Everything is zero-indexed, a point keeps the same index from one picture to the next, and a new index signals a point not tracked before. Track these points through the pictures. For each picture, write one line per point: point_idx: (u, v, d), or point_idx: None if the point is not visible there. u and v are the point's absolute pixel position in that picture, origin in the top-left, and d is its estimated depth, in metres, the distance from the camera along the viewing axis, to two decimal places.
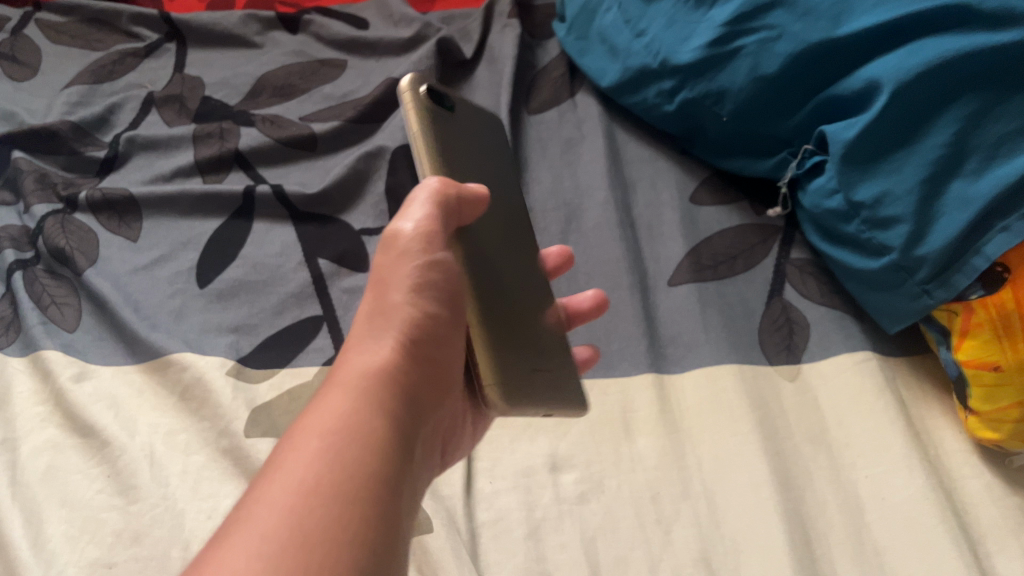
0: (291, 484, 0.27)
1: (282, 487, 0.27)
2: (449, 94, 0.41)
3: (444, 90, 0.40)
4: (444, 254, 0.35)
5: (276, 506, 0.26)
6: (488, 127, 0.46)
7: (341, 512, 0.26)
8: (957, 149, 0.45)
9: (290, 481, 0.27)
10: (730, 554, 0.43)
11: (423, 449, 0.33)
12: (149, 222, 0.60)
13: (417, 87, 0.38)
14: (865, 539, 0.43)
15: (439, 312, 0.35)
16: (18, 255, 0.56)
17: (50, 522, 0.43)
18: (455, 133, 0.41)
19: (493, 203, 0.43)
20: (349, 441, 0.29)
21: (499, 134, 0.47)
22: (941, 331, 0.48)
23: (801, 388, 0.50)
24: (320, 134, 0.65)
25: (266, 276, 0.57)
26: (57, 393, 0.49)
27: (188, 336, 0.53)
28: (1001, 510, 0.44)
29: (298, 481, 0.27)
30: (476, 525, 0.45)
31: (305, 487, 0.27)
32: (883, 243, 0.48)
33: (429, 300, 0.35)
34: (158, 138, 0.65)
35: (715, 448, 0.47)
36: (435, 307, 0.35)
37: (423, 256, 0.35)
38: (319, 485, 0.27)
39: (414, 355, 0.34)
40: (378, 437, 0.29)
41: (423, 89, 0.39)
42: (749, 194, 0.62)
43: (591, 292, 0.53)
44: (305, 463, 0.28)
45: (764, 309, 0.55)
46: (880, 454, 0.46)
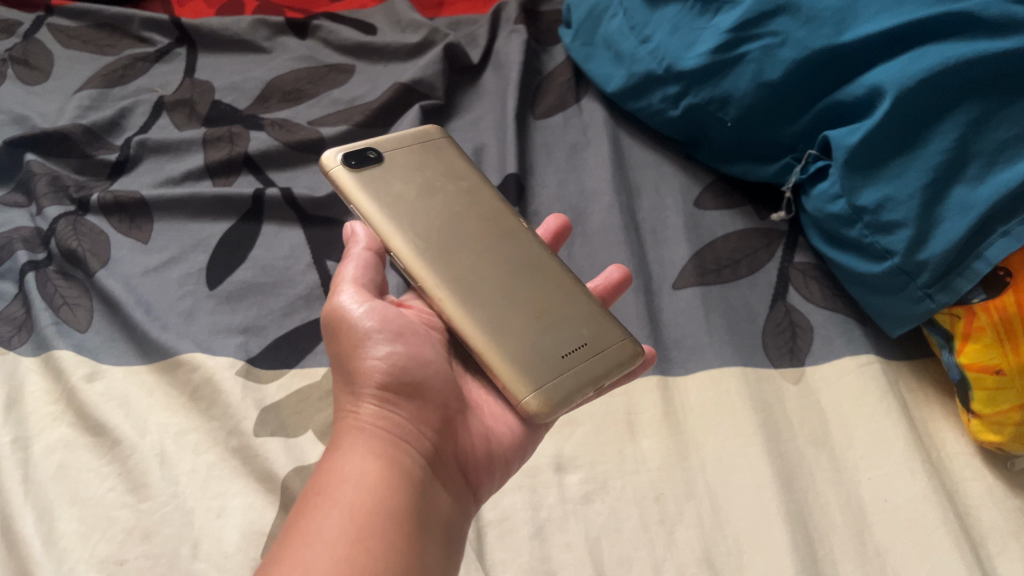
0: (311, 544, 0.30)
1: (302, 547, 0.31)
2: (370, 146, 0.47)
3: (364, 145, 0.47)
4: (379, 306, 0.39)
5: (301, 561, 0.30)
6: (421, 154, 0.50)
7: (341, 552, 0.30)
8: (959, 155, 0.46)
9: (310, 537, 0.31)
10: (732, 555, 0.43)
11: (432, 464, 0.37)
12: (159, 224, 0.61)
13: (334, 159, 0.46)
14: (867, 540, 0.44)
15: (403, 349, 0.38)
16: (31, 256, 0.57)
17: (61, 519, 0.43)
18: (384, 174, 0.47)
19: (456, 221, 0.46)
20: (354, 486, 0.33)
21: (440, 151, 0.51)
22: (943, 334, 0.48)
23: (805, 390, 0.51)
24: (328, 138, 0.66)
25: (275, 278, 0.57)
26: (69, 393, 0.49)
27: (198, 337, 0.53)
28: (1002, 512, 0.45)
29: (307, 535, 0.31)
30: (482, 524, 0.46)
31: (319, 545, 0.30)
32: (885, 248, 0.48)
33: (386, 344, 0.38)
34: (168, 142, 0.65)
35: (719, 450, 0.48)
36: (396, 347, 0.38)
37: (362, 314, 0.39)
38: (336, 537, 0.31)
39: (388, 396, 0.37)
40: (364, 481, 0.34)
41: (340, 158, 0.46)
42: (753, 199, 0.63)
43: (615, 270, 0.52)
44: (316, 522, 0.32)
45: (768, 312, 0.55)
46: (882, 456, 0.47)
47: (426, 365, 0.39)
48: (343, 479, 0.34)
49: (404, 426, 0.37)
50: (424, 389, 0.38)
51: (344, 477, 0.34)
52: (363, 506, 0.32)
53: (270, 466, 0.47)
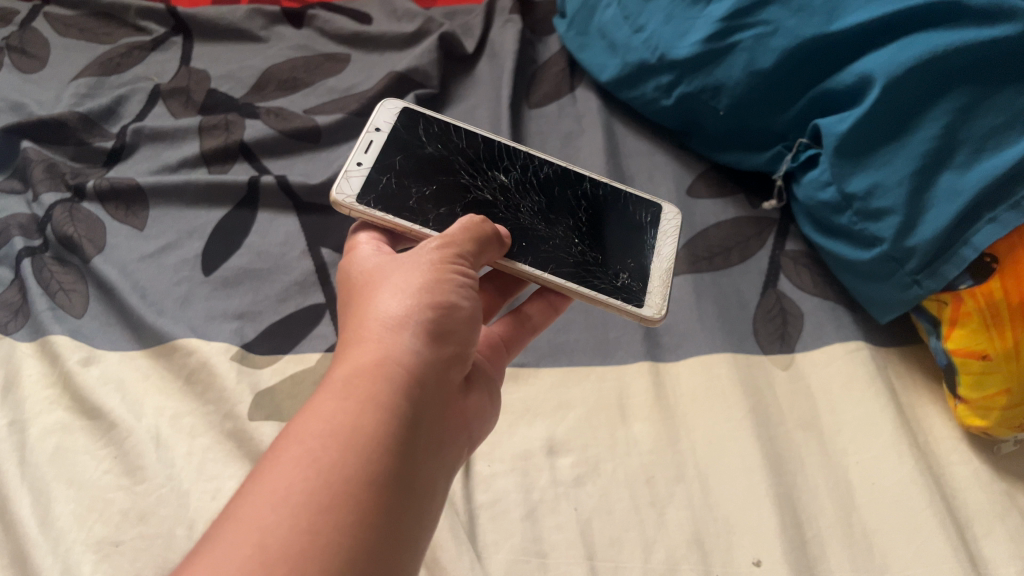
0: (264, 508, 0.25)
1: (248, 513, 0.25)
2: (383, 130, 0.47)
3: (387, 126, 0.48)
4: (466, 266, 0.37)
5: (253, 504, 0.25)
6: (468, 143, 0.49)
7: (303, 498, 0.25)
8: (947, 142, 0.46)
9: (262, 498, 0.25)
10: (721, 537, 0.44)
11: (431, 418, 0.31)
12: (155, 211, 0.61)
13: (374, 129, 0.47)
14: (854, 521, 0.44)
15: (457, 303, 0.35)
16: (27, 242, 0.57)
17: (58, 501, 0.44)
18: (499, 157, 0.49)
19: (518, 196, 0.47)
20: (346, 423, 0.28)
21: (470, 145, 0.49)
22: (931, 321, 0.49)
23: (795, 376, 0.51)
24: (324, 126, 0.66)
25: (269, 265, 0.58)
26: (65, 376, 0.50)
27: (194, 322, 0.54)
28: (988, 494, 0.45)
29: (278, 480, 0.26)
30: (474, 506, 0.46)
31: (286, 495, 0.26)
32: (874, 234, 0.49)
33: (451, 293, 0.35)
34: (164, 130, 0.65)
35: (709, 433, 0.48)
36: (456, 298, 0.35)
37: (454, 258, 0.37)
38: (317, 493, 0.26)
39: (419, 334, 0.33)
40: (348, 420, 0.28)
41: (375, 129, 0.47)
42: (746, 188, 0.63)
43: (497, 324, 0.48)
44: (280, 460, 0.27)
45: (759, 299, 0.56)
46: (871, 440, 0.47)
47: (454, 310, 0.35)
48: (324, 412, 0.29)
49: (423, 374, 0.32)
50: (449, 330, 0.34)
51: (324, 417, 0.28)
52: (343, 421, 0.28)
53: None
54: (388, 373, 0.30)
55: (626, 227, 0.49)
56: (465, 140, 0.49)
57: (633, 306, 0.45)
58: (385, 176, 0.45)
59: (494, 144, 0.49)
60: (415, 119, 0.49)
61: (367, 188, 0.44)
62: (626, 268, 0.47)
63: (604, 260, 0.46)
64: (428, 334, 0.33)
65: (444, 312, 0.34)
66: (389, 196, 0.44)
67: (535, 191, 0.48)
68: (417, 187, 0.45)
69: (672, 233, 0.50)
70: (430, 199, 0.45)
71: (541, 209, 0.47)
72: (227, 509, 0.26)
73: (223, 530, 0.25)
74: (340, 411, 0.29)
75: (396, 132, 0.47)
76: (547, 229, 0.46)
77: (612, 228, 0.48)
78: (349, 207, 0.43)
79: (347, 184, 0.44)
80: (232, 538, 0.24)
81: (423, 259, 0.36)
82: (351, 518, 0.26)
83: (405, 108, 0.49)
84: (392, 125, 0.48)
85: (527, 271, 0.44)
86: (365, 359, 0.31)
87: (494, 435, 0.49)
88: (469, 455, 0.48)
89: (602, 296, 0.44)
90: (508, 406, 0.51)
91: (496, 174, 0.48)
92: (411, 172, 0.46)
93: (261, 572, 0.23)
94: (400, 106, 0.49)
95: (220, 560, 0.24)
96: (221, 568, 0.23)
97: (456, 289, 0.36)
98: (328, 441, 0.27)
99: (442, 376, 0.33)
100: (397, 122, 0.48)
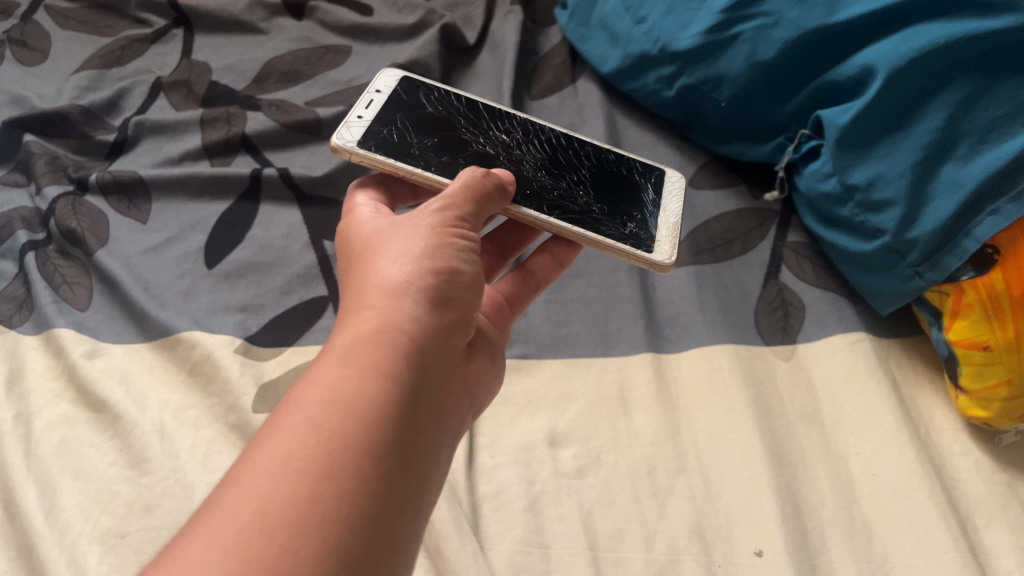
0: (264, 476, 0.25)
1: (248, 481, 0.25)
2: (384, 90, 0.48)
3: (387, 88, 0.48)
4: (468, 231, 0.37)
5: (253, 471, 0.26)
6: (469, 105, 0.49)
7: (303, 465, 0.26)
8: (949, 133, 0.46)
9: (262, 466, 0.26)
10: (723, 527, 0.44)
11: (434, 385, 0.32)
12: (158, 204, 0.61)
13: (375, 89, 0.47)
14: (855, 512, 0.45)
15: (459, 268, 0.35)
16: (30, 235, 0.57)
17: (64, 493, 0.44)
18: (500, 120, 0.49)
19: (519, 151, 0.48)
20: (347, 391, 0.28)
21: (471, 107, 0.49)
22: (933, 313, 0.49)
23: (796, 367, 0.51)
24: (325, 118, 0.66)
25: (272, 257, 0.58)
26: (69, 368, 0.50)
27: (197, 315, 0.54)
28: (989, 485, 0.46)
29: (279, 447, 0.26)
30: (477, 498, 0.46)
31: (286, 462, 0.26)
32: (876, 226, 0.49)
33: (454, 259, 0.35)
34: (166, 122, 0.65)
35: (711, 424, 0.49)
36: (458, 264, 0.35)
37: (457, 224, 0.37)
38: (317, 461, 0.26)
39: (420, 299, 0.33)
40: (349, 388, 0.28)
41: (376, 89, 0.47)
42: (747, 180, 0.63)
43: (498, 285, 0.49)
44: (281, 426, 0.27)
45: (760, 291, 0.56)
46: (872, 431, 0.47)
47: (457, 276, 0.35)
48: (326, 380, 0.29)
49: (423, 341, 0.32)
50: (451, 297, 0.34)
51: (325, 385, 0.28)
52: (343, 389, 0.28)
53: None
54: (388, 341, 0.30)
55: (630, 182, 0.49)
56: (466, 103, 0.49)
57: (641, 251, 0.45)
58: (386, 128, 0.45)
59: (494, 109, 0.50)
60: (415, 83, 0.49)
61: (369, 137, 0.44)
62: (633, 217, 0.47)
63: (609, 210, 0.46)
64: (429, 300, 0.33)
65: (445, 277, 0.34)
66: (391, 145, 0.44)
67: (539, 148, 0.48)
68: (418, 139, 0.45)
69: (676, 193, 0.50)
70: (432, 149, 0.45)
71: (545, 164, 0.48)
72: (229, 476, 0.26)
73: (223, 498, 0.25)
74: (341, 378, 0.29)
75: (397, 93, 0.48)
76: (551, 181, 0.46)
77: (616, 183, 0.49)
78: (350, 150, 0.43)
79: (348, 132, 0.44)
80: (232, 506, 0.25)
81: (424, 223, 0.36)
82: (352, 486, 0.26)
83: (405, 73, 0.49)
84: (393, 88, 0.48)
85: (531, 216, 0.44)
86: (366, 327, 0.31)
87: (497, 427, 0.49)
88: (472, 447, 0.48)
89: (608, 240, 0.44)
90: (511, 398, 0.51)
91: (498, 133, 0.48)
92: (412, 127, 0.46)
93: (259, 540, 0.24)
94: (400, 74, 0.49)
95: (221, 528, 0.24)
96: (221, 536, 0.23)
97: (458, 255, 0.36)
98: (328, 408, 0.28)
99: (444, 341, 0.33)
100: (398, 83, 0.48)
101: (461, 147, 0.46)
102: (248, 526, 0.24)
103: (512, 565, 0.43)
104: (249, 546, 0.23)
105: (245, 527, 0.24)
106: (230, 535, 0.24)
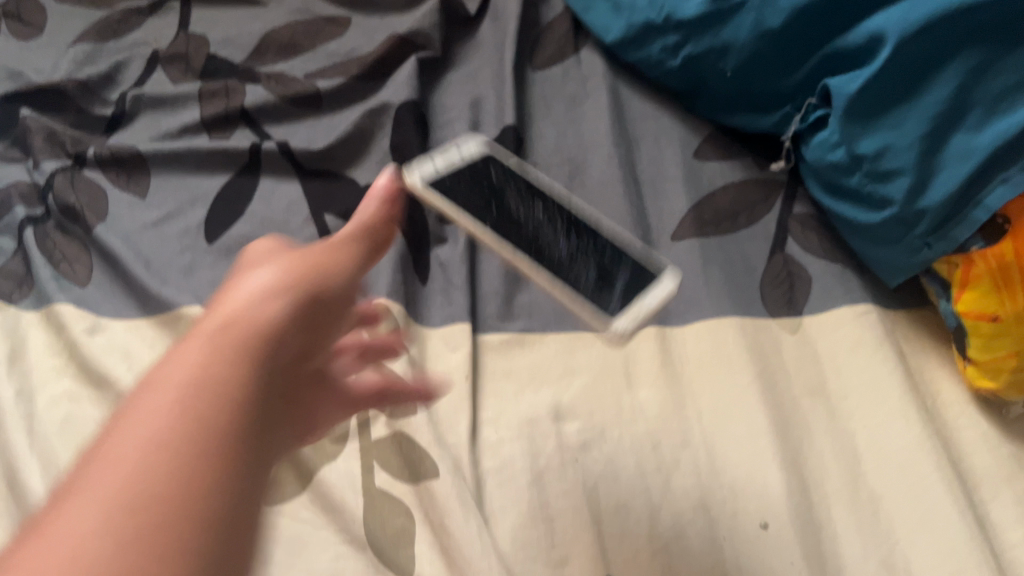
0: (103, 472, 0.23)
1: (89, 476, 0.23)
2: (461, 146, 0.45)
3: (466, 145, 0.45)
4: (347, 246, 0.37)
5: (100, 473, 0.23)
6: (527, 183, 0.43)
7: (141, 459, 0.23)
8: (960, 102, 0.45)
9: (103, 457, 0.23)
10: (727, 502, 0.44)
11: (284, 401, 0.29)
12: (157, 179, 0.60)
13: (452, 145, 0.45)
14: (860, 486, 0.45)
15: (331, 284, 0.34)
16: (28, 211, 0.57)
17: (67, 470, 0.44)
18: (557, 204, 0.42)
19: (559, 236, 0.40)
20: (189, 382, 0.26)
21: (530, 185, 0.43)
22: (941, 284, 0.48)
23: (802, 341, 0.51)
24: (325, 92, 0.65)
25: (273, 233, 0.57)
26: (71, 345, 0.50)
27: (197, 291, 0.53)
28: (996, 459, 0.45)
29: (131, 439, 0.24)
30: (481, 473, 0.46)
31: (135, 458, 0.23)
32: (884, 197, 0.48)
33: (332, 277, 0.34)
34: (164, 96, 0.65)
35: (715, 399, 0.48)
36: (332, 282, 0.34)
37: (354, 258, 0.37)
38: (159, 454, 0.23)
39: (286, 292, 0.31)
40: (180, 374, 0.26)
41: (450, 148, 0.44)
42: (753, 151, 0.62)
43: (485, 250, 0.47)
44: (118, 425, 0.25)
45: (766, 264, 0.55)
46: (879, 404, 0.47)
47: (325, 286, 0.33)
48: (166, 370, 0.26)
49: (283, 341, 0.29)
50: (322, 310, 0.32)
51: (176, 369, 0.26)
52: (184, 376, 0.26)
53: None
54: (255, 342, 0.28)
55: (639, 279, 0.40)
56: (524, 181, 0.43)
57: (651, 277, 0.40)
58: (445, 180, 0.43)
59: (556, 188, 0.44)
60: (493, 145, 0.46)
61: (431, 175, 0.43)
62: (618, 277, 0.39)
63: (596, 269, 0.39)
64: (302, 307, 0.31)
65: (314, 287, 0.33)
66: (444, 197, 0.42)
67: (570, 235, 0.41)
68: (462, 203, 0.41)
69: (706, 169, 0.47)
70: (489, 200, 0.42)
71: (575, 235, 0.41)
72: (66, 481, 0.23)
73: (67, 496, 0.23)
74: (187, 364, 0.26)
75: (475, 154, 0.45)
76: (553, 236, 0.40)
77: (606, 251, 0.41)
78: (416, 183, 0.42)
79: (413, 171, 0.43)
80: (73, 504, 0.22)
81: (306, 250, 0.35)
82: (205, 494, 0.23)
83: (490, 140, 0.46)
84: (471, 150, 0.45)
85: (470, 222, 0.40)
86: (225, 315, 0.29)
87: (501, 402, 0.49)
88: (476, 422, 0.48)
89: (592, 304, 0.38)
90: (515, 373, 0.51)
91: (549, 204, 0.42)
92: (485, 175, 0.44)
93: (109, 555, 0.21)
94: (483, 139, 0.47)
95: (69, 529, 0.21)
96: (56, 552, 0.21)
97: (340, 273, 0.35)
98: (179, 396, 0.25)
99: (303, 352, 0.31)
100: (483, 148, 0.45)
101: (505, 213, 0.41)
102: (93, 542, 0.21)
103: (516, 541, 0.43)
104: (101, 556, 0.21)
105: (94, 533, 0.21)
106: (79, 539, 0.21)
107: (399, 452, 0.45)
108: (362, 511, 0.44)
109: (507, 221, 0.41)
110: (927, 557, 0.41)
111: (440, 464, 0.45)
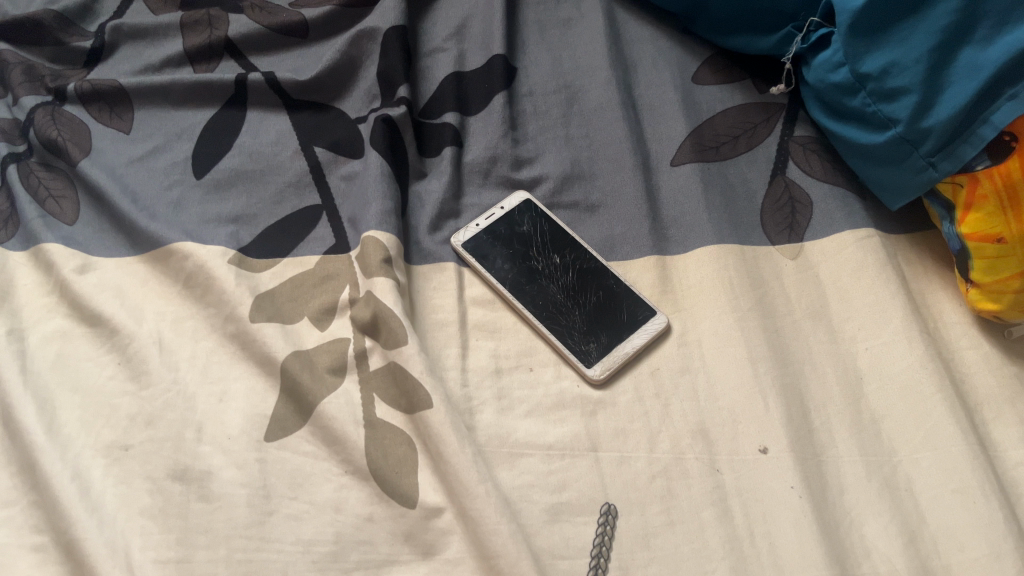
0: None
1: None
2: (507, 208, 0.54)
3: (511, 208, 0.54)
4: None
5: None
6: (565, 258, 0.51)
7: None
8: (968, 14, 0.43)
9: None
10: (727, 426, 0.44)
11: None
12: (141, 113, 0.59)
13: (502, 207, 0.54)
14: (863, 408, 0.44)
15: None
16: (10, 147, 0.55)
17: (63, 408, 0.44)
18: (589, 282, 0.50)
19: (587, 291, 0.50)
20: None
21: (568, 263, 0.51)
22: (945, 206, 0.47)
23: (803, 265, 0.50)
24: (311, 20, 0.63)
25: (263, 166, 0.56)
26: (61, 283, 0.49)
27: (188, 226, 0.52)
28: (999, 379, 0.45)
29: None
30: (479, 401, 0.45)
31: None
32: (889, 116, 0.47)
33: None
34: (144, 27, 0.62)
35: (715, 325, 0.47)
36: None
37: None
38: None
39: None
40: None
41: (498, 211, 0.53)
42: (753, 73, 0.60)
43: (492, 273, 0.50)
44: None
45: (766, 189, 0.54)
46: (880, 325, 0.46)
47: None
48: None
49: None
50: None
51: None
52: None
53: (268, 349, 0.46)
54: None
55: (633, 322, 0.48)
56: (568, 254, 0.51)
57: (653, 344, 0.47)
58: (493, 240, 0.52)
59: (582, 253, 0.51)
60: (532, 202, 0.54)
61: (479, 237, 0.52)
62: (604, 335, 0.48)
63: (589, 327, 0.48)
64: None
65: None
66: (491, 250, 0.52)
67: (591, 293, 0.50)
68: (507, 262, 0.51)
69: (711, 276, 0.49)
70: (518, 257, 0.51)
71: (598, 326, 0.48)
72: None
73: None
74: None
75: (513, 224, 0.53)
76: (571, 316, 0.48)
77: (612, 315, 0.48)
78: (463, 252, 0.51)
79: (464, 233, 0.52)
80: None
81: None
82: None
83: (529, 199, 0.54)
84: (514, 214, 0.53)
85: (520, 308, 0.49)
86: None
87: (499, 332, 0.49)
88: (473, 352, 0.48)
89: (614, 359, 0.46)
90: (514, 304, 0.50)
91: (578, 276, 0.50)
92: (519, 224, 0.53)
93: None
94: (523, 201, 0.54)
95: None
96: None
97: None
98: None
99: None
100: (521, 203, 0.54)
101: (532, 283, 0.50)
102: None
103: (515, 470, 0.43)
104: None
105: None
106: None
107: (395, 384, 0.45)
108: (363, 441, 0.43)
109: (523, 279, 0.50)
110: (929, 477, 0.41)
111: (435, 393, 0.43)
